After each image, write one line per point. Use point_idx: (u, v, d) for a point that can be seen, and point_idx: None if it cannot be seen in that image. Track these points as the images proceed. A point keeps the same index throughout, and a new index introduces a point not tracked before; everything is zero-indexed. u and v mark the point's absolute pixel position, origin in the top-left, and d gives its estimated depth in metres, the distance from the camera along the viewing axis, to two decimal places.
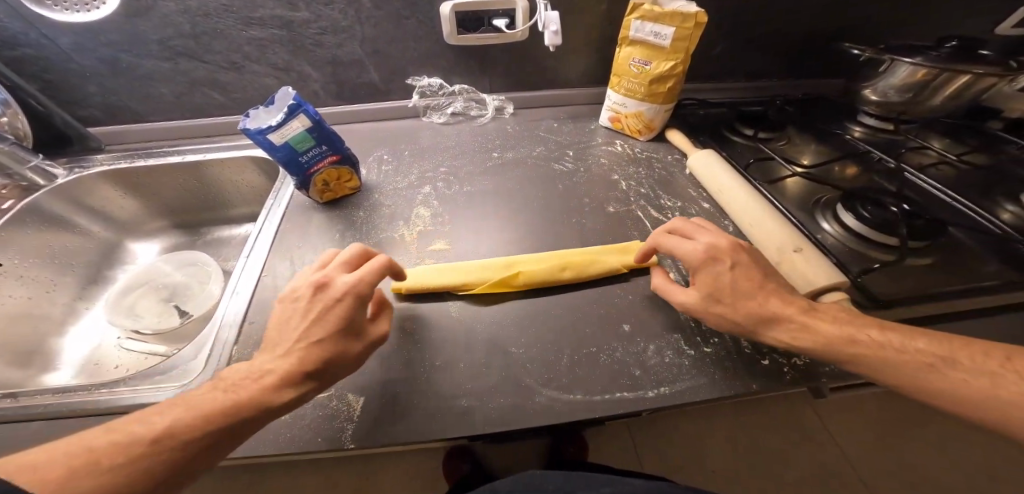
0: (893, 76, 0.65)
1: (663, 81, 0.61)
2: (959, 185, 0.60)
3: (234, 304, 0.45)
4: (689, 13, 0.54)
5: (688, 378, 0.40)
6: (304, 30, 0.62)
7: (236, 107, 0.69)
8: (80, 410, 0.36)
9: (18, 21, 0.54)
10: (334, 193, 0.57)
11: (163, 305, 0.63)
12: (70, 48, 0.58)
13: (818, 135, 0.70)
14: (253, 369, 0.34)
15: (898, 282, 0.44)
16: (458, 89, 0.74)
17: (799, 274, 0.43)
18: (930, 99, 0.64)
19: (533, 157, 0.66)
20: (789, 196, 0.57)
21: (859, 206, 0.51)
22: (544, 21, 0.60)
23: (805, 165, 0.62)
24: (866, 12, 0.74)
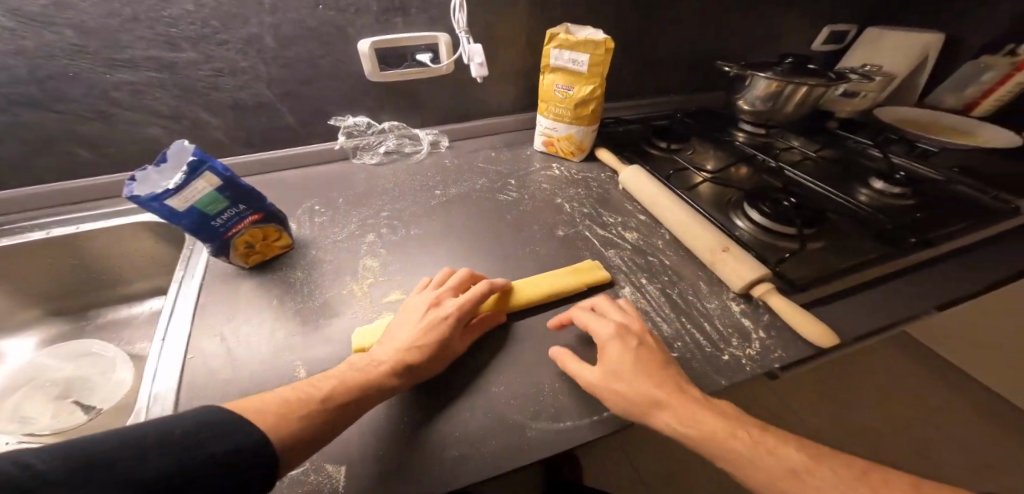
0: (755, 89, 0.79)
1: (586, 104, 0.66)
2: (826, 176, 0.75)
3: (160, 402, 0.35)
4: (598, 40, 0.59)
5: None
6: (193, 72, 0.54)
7: (110, 164, 0.57)
8: None
9: None
10: (262, 255, 0.50)
11: (56, 405, 0.46)
12: None
13: (715, 143, 0.82)
14: (372, 358, 0.37)
15: (804, 267, 0.53)
16: (389, 127, 0.71)
17: (732, 271, 0.49)
18: (784, 107, 0.79)
19: (479, 189, 0.66)
20: (705, 199, 0.65)
21: (760, 203, 0.60)
22: (469, 54, 0.61)
23: (710, 170, 0.72)
24: (728, 36, 0.90)
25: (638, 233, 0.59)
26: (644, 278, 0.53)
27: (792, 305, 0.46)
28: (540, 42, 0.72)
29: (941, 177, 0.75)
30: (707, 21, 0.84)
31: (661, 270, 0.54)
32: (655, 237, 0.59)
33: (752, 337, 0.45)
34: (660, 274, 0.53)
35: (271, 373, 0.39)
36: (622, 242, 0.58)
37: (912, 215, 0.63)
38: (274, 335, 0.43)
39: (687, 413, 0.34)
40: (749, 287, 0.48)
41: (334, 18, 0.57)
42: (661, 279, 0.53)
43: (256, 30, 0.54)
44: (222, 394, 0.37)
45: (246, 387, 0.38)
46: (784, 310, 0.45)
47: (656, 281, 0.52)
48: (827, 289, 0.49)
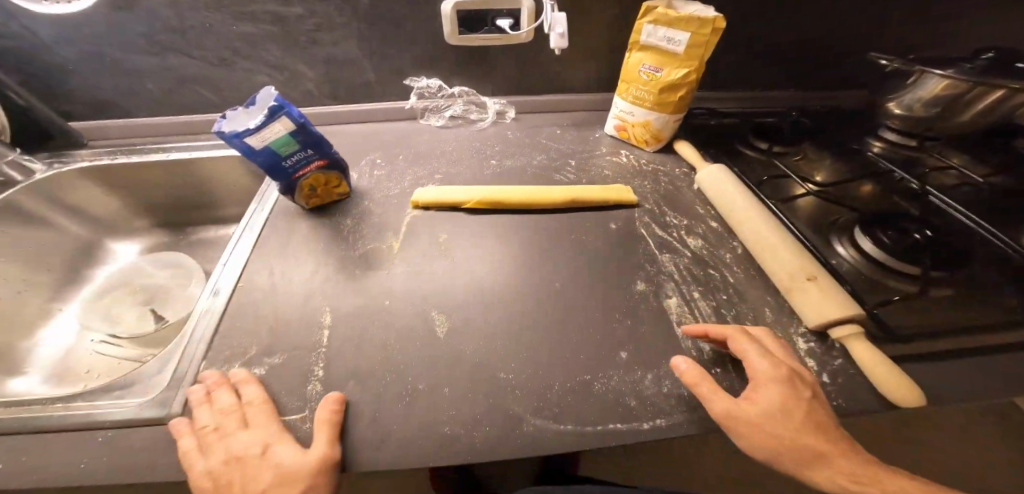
0: (922, 88, 0.60)
1: (676, 91, 0.54)
2: (985, 209, 0.56)
3: (204, 320, 0.42)
4: (706, 17, 0.47)
5: (691, 411, 0.36)
6: (297, 26, 0.59)
7: (224, 104, 0.66)
8: (30, 425, 0.33)
9: None
10: (320, 199, 0.53)
11: (142, 309, 0.59)
12: (52, 42, 0.55)
13: (834, 151, 0.67)
14: (257, 475, 0.29)
15: (917, 315, 0.41)
16: (458, 92, 0.71)
17: (810, 305, 0.39)
18: (960, 115, 0.60)
19: (535, 166, 0.63)
20: (802, 216, 0.53)
21: (878, 231, 0.48)
22: (551, 24, 0.57)
23: (819, 182, 0.58)
24: (894, 18, 0.70)
25: (703, 242, 0.50)
26: (696, 292, 0.45)
27: (882, 357, 0.35)
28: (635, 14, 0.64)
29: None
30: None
31: (722, 287, 0.45)
32: (723, 250, 0.50)
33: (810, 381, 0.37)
34: (718, 292, 0.45)
35: (300, 312, 0.43)
36: (681, 247, 0.50)
37: None
38: (313, 276, 0.47)
39: (836, 462, 0.29)
40: (827, 327, 0.38)
41: None
42: (719, 298, 0.45)
43: None
44: (253, 322, 0.42)
45: (278, 318, 0.43)
46: (866, 360, 0.35)
47: (711, 298, 0.45)
48: (941, 348, 0.37)
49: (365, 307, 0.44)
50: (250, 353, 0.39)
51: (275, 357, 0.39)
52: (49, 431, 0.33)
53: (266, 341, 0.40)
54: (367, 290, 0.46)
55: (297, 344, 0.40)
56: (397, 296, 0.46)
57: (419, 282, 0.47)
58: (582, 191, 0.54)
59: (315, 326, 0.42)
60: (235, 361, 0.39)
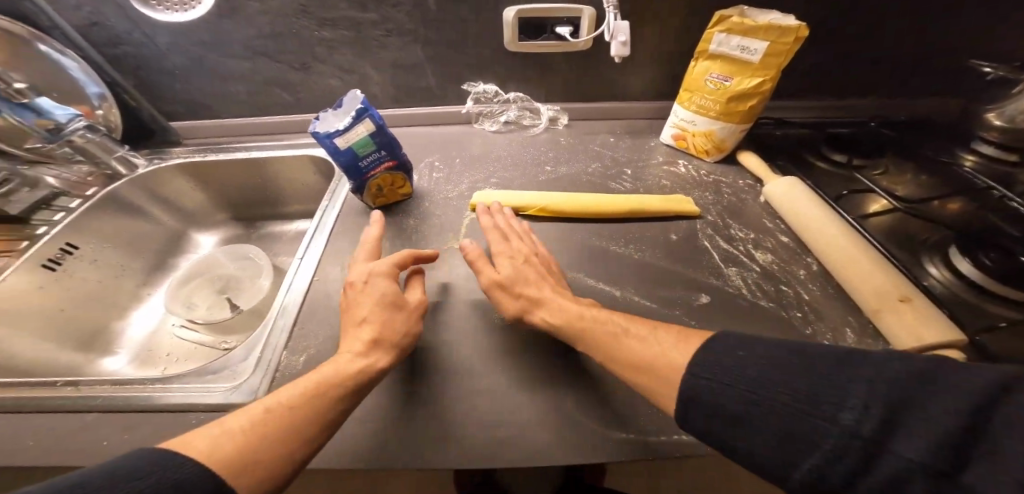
0: None
1: (745, 100, 0.51)
2: None
3: (282, 315, 0.44)
4: (789, 26, 0.45)
5: None
6: (371, 32, 0.62)
7: (298, 106, 0.71)
8: (133, 404, 0.36)
9: (126, 21, 0.57)
10: (386, 199, 0.56)
11: (216, 297, 0.64)
12: (167, 47, 0.61)
13: (913, 167, 0.62)
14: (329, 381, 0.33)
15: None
16: (513, 98, 0.72)
17: (902, 327, 0.36)
18: None
19: (589, 173, 0.62)
20: (887, 233, 0.49)
21: (979, 252, 0.44)
22: (613, 30, 0.56)
23: (905, 197, 0.55)
24: (993, 22, 0.64)
25: (774, 257, 0.47)
26: (767, 303, 0.42)
27: None
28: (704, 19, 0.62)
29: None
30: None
31: (796, 303, 0.42)
32: (797, 266, 0.46)
33: None
34: (792, 308, 0.41)
35: None
36: (749, 261, 0.46)
37: None
38: None
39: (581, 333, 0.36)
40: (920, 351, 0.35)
41: None
42: (793, 313, 0.41)
43: None
44: (329, 318, 0.44)
45: None
46: None
47: (786, 314, 0.41)
48: None
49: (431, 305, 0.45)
50: (325, 346, 0.41)
51: None
52: (150, 411, 0.36)
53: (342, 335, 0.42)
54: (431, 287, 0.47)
55: None
56: (458, 295, 0.46)
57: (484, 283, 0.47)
58: (639, 200, 0.53)
59: None
60: (310, 353, 0.40)
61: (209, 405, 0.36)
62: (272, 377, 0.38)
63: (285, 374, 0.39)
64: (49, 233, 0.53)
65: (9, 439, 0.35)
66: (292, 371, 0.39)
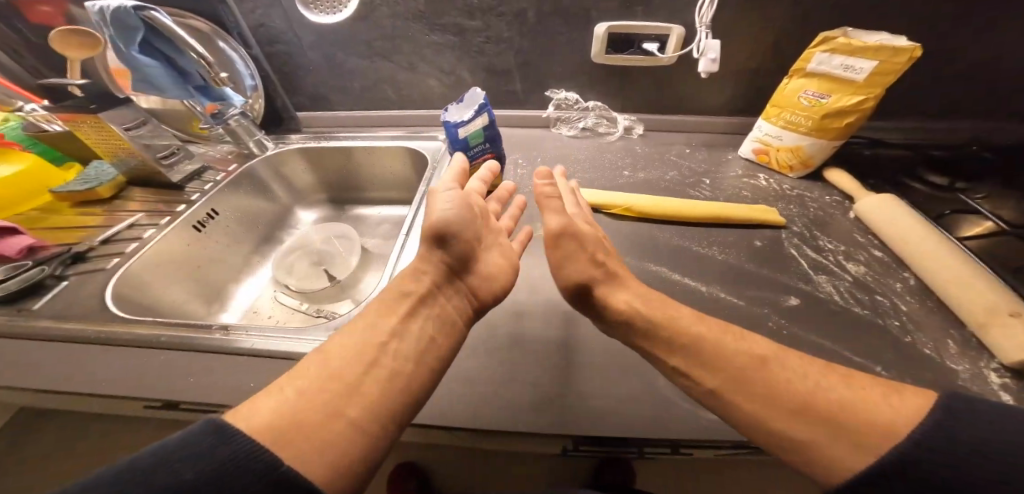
0: None
1: (842, 116, 0.52)
2: None
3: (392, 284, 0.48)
4: (901, 46, 0.44)
5: None
6: (474, 37, 0.69)
7: (399, 100, 0.80)
8: (269, 348, 0.41)
9: (284, 19, 0.68)
10: None
11: (311, 269, 0.71)
12: (309, 45, 0.72)
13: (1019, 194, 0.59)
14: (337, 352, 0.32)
15: None
16: (592, 106, 0.76)
17: (1013, 341, 0.35)
18: None
19: (667, 180, 0.65)
20: (990, 255, 0.48)
21: None
22: (704, 48, 0.59)
23: (1011, 222, 0.53)
24: None
25: (866, 269, 0.47)
26: (861, 310, 0.42)
27: None
28: (794, 38, 0.63)
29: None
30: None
31: (892, 312, 0.42)
32: (891, 279, 0.46)
33: None
34: (888, 316, 0.42)
35: None
36: (840, 271, 0.47)
37: None
38: None
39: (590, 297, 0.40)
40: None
41: (583, 4, 0.63)
42: (889, 321, 0.41)
43: (522, 6, 0.64)
44: None
45: None
46: None
47: (880, 321, 0.41)
48: None
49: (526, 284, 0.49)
50: None
51: None
52: (284, 358, 0.41)
53: None
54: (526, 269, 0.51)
55: None
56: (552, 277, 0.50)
57: None
58: (721, 206, 0.55)
59: None
60: None
61: None
62: None
63: None
64: (200, 200, 0.64)
65: (170, 367, 0.40)
66: None
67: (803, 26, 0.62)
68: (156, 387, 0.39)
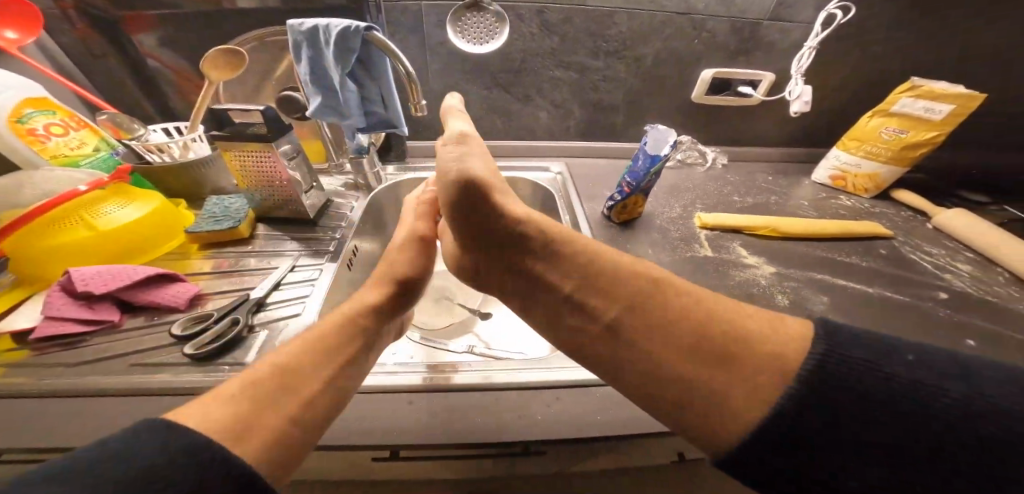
0: None
1: (917, 148, 0.67)
2: None
3: None
4: (976, 95, 0.58)
5: None
6: (593, 75, 0.76)
7: (505, 132, 0.83)
8: (535, 382, 0.43)
9: (417, 50, 0.68)
10: (627, 215, 0.66)
11: (436, 304, 0.77)
12: (432, 75, 0.72)
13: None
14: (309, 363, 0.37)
15: None
16: (683, 140, 0.86)
17: None
18: None
19: (772, 203, 0.75)
20: None
21: None
22: (799, 93, 0.71)
23: None
24: None
25: (972, 267, 0.59)
26: (995, 299, 0.53)
27: None
28: (856, 84, 0.78)
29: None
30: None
31: (1017, 300, 0.53)
32: (995, 274, 0.58)
33: None
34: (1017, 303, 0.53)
35: None
36: (955, 269, 0.58)
37: None
38: None
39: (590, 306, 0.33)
40: None
41: (693, 52, 0.74)
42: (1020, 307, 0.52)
43: (644, 52, 0.73)
44: None
45: None
46: None
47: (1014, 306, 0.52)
48: None
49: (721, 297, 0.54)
50: None
51: None
52: (551, 390, 0.43)
53: None
54: (711, 283, 0.56)
55: None
56: (739, 290, 0.55)
57: (754, 278, 0.57)
58: (837, 224, 0.65)
59: None
60: None
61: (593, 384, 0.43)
62: None
63: None
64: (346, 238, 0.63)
65: (444, 411, 0.40)
66: None
67: (866, 76, 0.76)
68: (447, 431, 0.38)
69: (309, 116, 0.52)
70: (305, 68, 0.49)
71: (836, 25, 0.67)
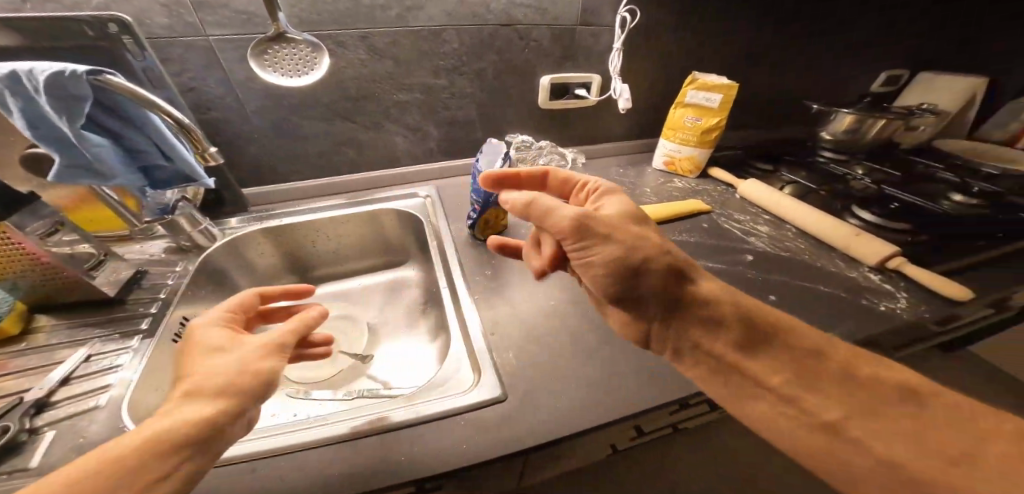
0: (838, 123, 0.91)
1: (711, 131, 0.82)
2: (919, 189, 0.83)
3: (472, 324, 0.51)
4: (730, 85, 0.75)
5: (833, 326, 0.51)
6: (439, 94, 0.75)
7: (362, 162, 0.78)
8: (390, 423, 0.39)
9: (221, 86, 0.60)
10: (491, 229, 0.66)
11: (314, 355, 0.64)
12: (252, 111, 0.64)
13: (809, 167, 0.95)
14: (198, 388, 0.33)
15: (917, 250, 0.63)
16: (544, 145, 0.90)
17: (868, 251, 0.60)
18: (862, 137, 0.91)
19: (623, 195, 0.83)
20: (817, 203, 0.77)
21: (869, 208, 0.72)
22: (621, 90, 0.79)
23: (814, 182, 0.85)
24: (828, 69, 1.01)
25: (770, 227, 0.72)
26: (787, 254, 0.65)
27: (929, 273, 0.56)
28: (671, 80, 0.89)
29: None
30: (815, 64, 0.97)
31: (801, 251, 0.66)
32: (785, 231, 0.71)
33: (894, 296, 0.56)
34: (801, 254, 0.65)
35: (538, 311, 0.53)
36: (758, 232, 0.70)
37: (1008, 219, 0.71)
38: (526, 287, 0.57)
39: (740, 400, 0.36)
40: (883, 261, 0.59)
41: (529, 63, 0.78)
42: (803, 257, 0.64)
43: (482, 67, 0.75)
44: (510, 323, 0.51)
45: (523, 319, 0.52)
46: (930, 279, 0.55)
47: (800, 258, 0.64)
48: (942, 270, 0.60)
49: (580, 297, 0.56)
50: (525, 338, 0.49)
51: (544, 338, 0.49)
52: (409, 428, 0.39)
53: (531, 333, 0.50)
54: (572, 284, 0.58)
55: (549, 331, 0.50)
56: None
57: None
58: (674, 206, 0.74)
59: (552, 312, 0.53)
60: (511, 350, 0.48)
61: (457, 407, 0.41)
62: (498, 372, 0.45)
63: (506, 368, 0.45)
64: (167, 308, 0.53)
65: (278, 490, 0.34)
66: (507, 363, 0.46)
67: (676, 70, 0.88)
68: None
69: (50, 181, 0.43)
70: (15, 122, 0.40)
71: (627, 27, 0.75)
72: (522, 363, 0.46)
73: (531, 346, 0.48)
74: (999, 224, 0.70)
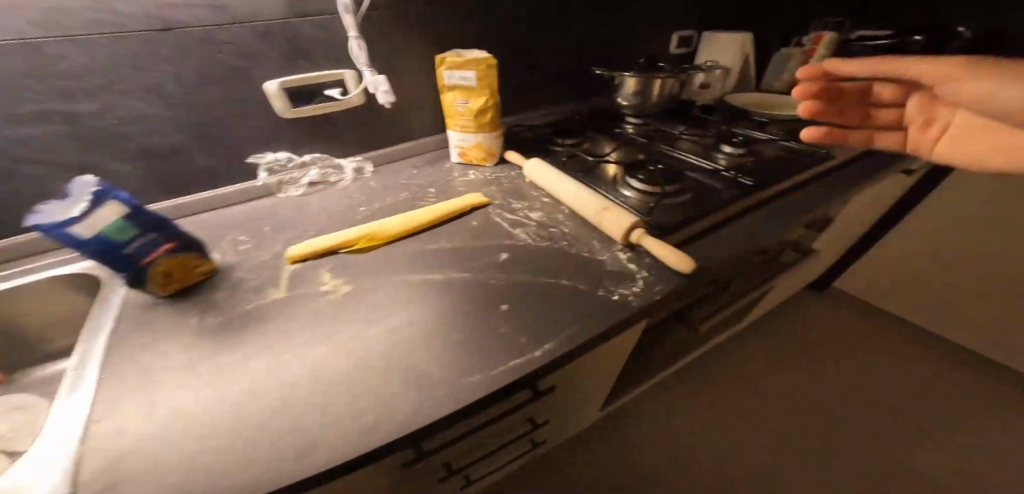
0: (625, 87, 0.90)
1: (485, 113, 0.73)
2: (699, 148, 0.81)
3: (62, 432, 0.33)
4: (481, 59, 0.67)
5: (563, 331, 0.43)
6: (97, 123, 0.56)
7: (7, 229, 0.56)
8: None
9: None
10: (181, 282, 0.51)
11: None
12: None
13: (609, 137, 0.90)
14: None
15: (672, 215, 0.58)
16: (310, 160, 0.78)
17: (612, 225, 0.54)
18: (649, 98, 0.91)
19: (401, 202, 0.73)
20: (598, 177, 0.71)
21: (637, 176, 0.67)
22: (376, 84, 0.69)
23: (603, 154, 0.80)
24: (611, 36, 0.99)
25: (543, 212, 0.65)
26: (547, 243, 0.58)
27: (662, 243, 0.51)
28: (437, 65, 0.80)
29: (793, 140, 0.82)
30: (592, 30, 0.96)
31: (562, 237, 0.59)
32: (557, 214, 0.64)
33: (633, 278, 0.50)
34: (560, 240, 0.58)
35: (197, 381, 0.37)
36: (528, 220, 0.63)
37: (766, 170, 0.70)
38: (192, 353, 0.41)
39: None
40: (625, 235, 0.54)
41: (229, 67, 0.63)
42: (561, 244, 0.57)
43: (154, 79, 0.58)
44: (138, 409, 0.35)
45: (160, 399, 0.36)
46: (656, 248, 0.50)
47: (558, 246, 0.57)
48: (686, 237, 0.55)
49: (266, 354, 0.41)
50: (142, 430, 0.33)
51: (176, 421, 0.33)
52: None
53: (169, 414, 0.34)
54: (270, 334, 0.44)
55: (192, 410, 0.34)
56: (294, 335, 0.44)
57: (326, 308, 0.48)
58: (430, 209, 0.64)
59: (212, 379, 0.38)
60: (101, 457, 0.30)
61: None
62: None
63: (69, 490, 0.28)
64: None
65: None
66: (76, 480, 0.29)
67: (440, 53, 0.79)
68: None
69: None
70: None
71: (351, 12, 0.63)
72: (106, 470, 0.29)
73: (138, 442, 0.32)
74: (756, 174, 0.69)
